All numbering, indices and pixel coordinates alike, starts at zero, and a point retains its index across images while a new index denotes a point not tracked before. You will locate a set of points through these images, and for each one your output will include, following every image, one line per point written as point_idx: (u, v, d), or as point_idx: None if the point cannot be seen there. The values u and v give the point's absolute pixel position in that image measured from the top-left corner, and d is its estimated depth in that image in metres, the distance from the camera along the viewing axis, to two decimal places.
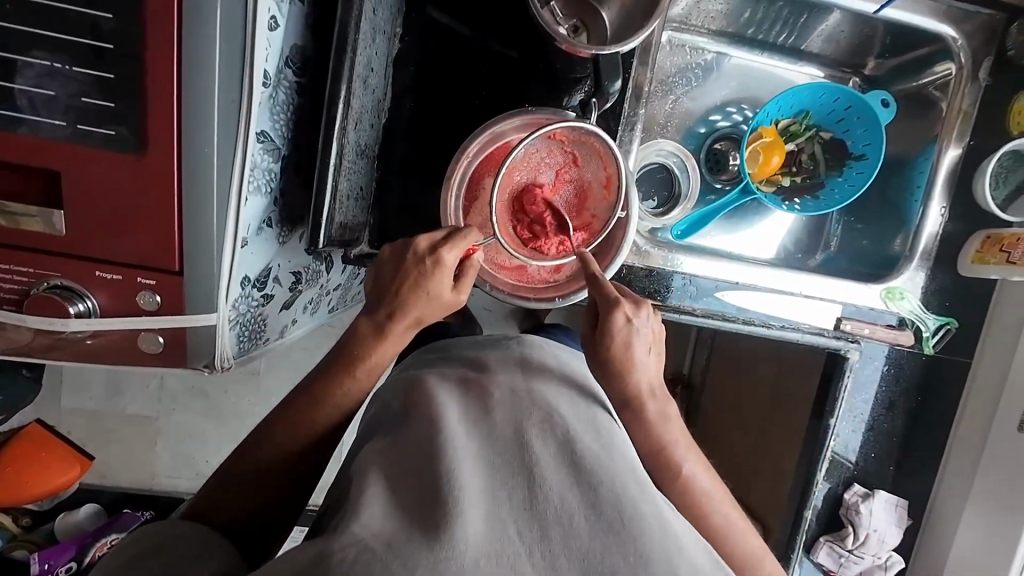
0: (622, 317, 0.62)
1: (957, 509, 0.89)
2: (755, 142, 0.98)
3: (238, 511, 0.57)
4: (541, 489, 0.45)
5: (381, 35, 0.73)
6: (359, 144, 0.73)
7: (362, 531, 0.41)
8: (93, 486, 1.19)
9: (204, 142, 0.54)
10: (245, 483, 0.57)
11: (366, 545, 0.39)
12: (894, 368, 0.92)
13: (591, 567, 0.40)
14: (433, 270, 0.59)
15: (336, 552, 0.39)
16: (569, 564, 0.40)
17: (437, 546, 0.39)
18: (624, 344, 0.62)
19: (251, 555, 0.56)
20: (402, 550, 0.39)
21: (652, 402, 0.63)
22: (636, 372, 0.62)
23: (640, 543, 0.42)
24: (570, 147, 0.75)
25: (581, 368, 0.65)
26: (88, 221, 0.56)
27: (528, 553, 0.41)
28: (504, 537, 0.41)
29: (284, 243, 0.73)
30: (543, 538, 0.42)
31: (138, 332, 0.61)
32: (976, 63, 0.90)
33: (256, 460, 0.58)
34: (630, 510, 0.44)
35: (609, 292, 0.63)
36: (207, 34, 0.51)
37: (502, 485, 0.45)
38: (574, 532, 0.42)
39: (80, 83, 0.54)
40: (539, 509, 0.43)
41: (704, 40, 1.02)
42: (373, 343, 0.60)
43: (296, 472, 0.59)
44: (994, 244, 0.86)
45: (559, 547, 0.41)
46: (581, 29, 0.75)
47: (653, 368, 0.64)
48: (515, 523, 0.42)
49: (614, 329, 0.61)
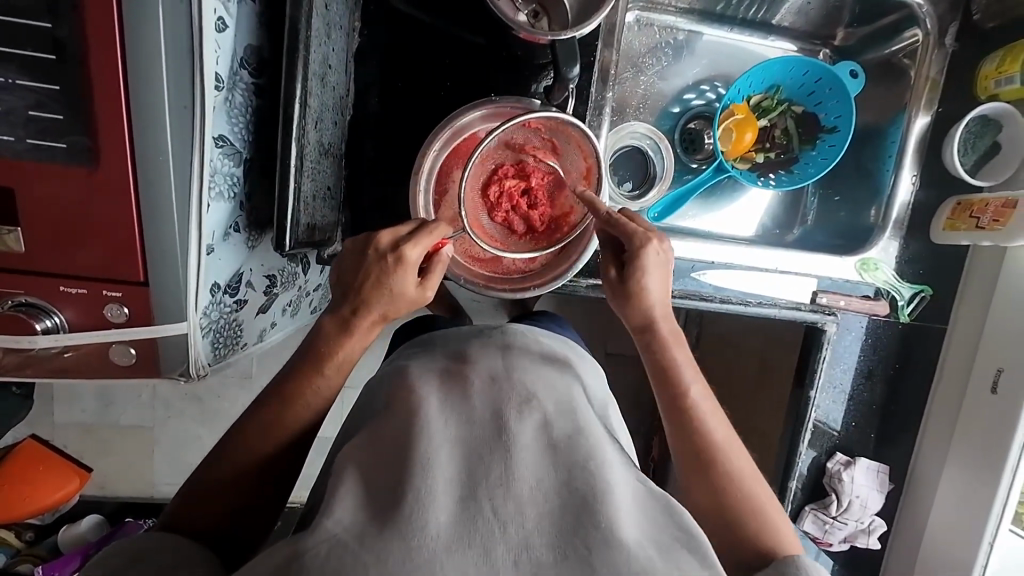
0: (653, 250, 0.65)
1: (937, 471, 0.91)
2: (728, 120, 0.97)
3: (217, 519, 0.57)
4: (516, 469, 0.45)
5: (338, 30, 0.72)
6: (322, 144, 0.72)
7: (333, 527, 0.41)
8: (92, 497, 1.19)
9: (157, 150, 0.53)
10: (216, 492, 0.58)
11: (337, 541, 0.40)
12: (872, 338, 0.93)
13: (563, 542, 0.41)
14: (395, 267, 0.58)
15: (308, 550, 0.40)
16: (542, 542, 0.41)
17: (407, 534, 0.40)
18: (646, 269, 0.65)
19: (230, 558, 0.57)
20: (373, 543, 0.40)
21: (666, 323, 0.66)
22: (655, 299, 0.66)
23: (611, 516, 0.43)
24: (547, 134, 0.74)
25: (563, 349, 0.66)
26: (46, 237, 0.56)
27: (501, 532, 0.41)
28: (477, 520, 0.42)
29: (254, 248, 0.73)
30: (516, 515, 0.42)
31: (109, 345, 0.61)
32: (942, 29, 0.90)
33: (228, 466, 0.58)
34: (602, 487, 0.45)
35: (637, 227, 0.66)
36: (151, 38, 0.50)
37: (475, 465, 0.46)
38: (548, 510, 0.43)
39: (35, 94, 0.53)
40: (513, 490, 0.44)
41: (672, 19, 1.01)
42: (344, 341, 0.60)
43: (269, 474, 0.60)
44: (964, 210, 0.87)
45: (532, 525, 0.42)
46: (541, 14, 0.74)
47: (665, 302, 0.67)
48: (489, 504, 0.43)
49: (644, 257, 0.64)
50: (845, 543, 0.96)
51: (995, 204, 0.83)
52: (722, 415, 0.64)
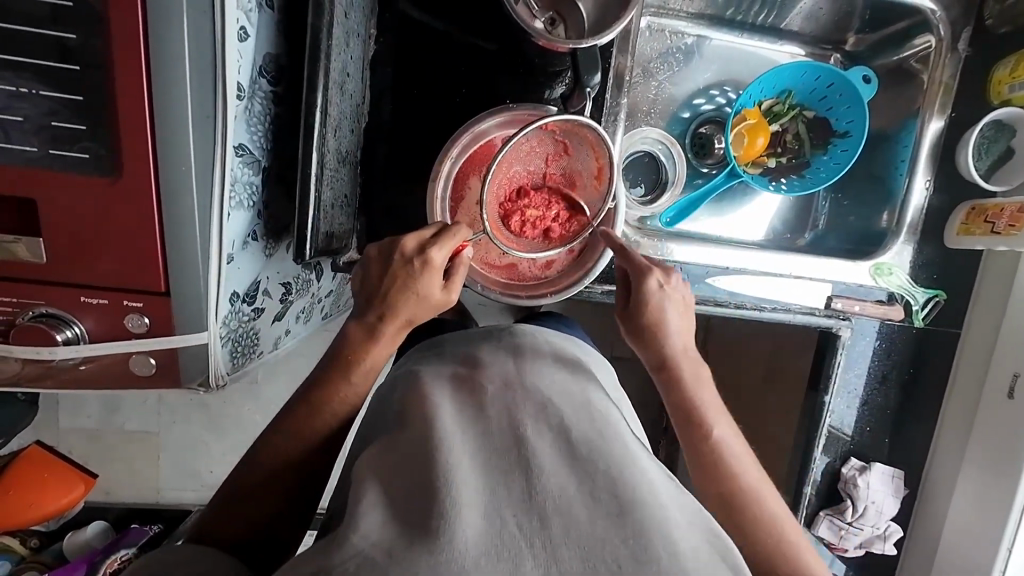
0: (656, 281, 0.67)
1: (952, 475, 0.91)
2: (740, 125, 0.97)
3: (251, 525, 0.58)
4: (538, 478, 0.45)
5: (355, 38, 0.72)
6: (340, 151, 0.72)
7: (360, 542, 0.41)
8: (98, 504, 1.19)
9: (180, 161, 0.53)
10: (249, 499, 0.58)
11: (365, 557, 0.40)
12: (886, 343, 0.93)
13: (594, 555, 0.40)
14: (421, 271, 0.59)
15: (337, 567, 0.39)
16: (571, 553, 0.40)
17: (436, 550, 0.39)
18: (657, 307, 0.67)
19: (259, 562, 0.57)
20: (401, 558, 0.39)
21: (686, 362, 0.67)
22: (669, 332, 0.67)
23: (640, 526, 0.42)
24: (562, 136, 0.74)
25: (576, 353, 0.66)
26: (66, 249, 0.55)
27: (528, 544, 0.41)
28: (503, 532, 0.41)
29: (271, 256, 0.73)
30: (542, 527, 0.42)
31: (129, 355, 0.60)
32: (955, 34, 0.90)
33: (258, 475, 0.58)
34: (627, 493, 0.44)
35: (638, 259, 0.68)
36: (177, 48, 0.50)
37: (499, 475, 0.46)
38: (575, 520, 0.42)
39: (53, 103, 0.54)
40: (538, 500, 0.44)
41: (683, 24, 1.01)
42: (371, 347, 0.60)
43: (299, 481, 0.60)
44: (978, 215, 0.87)
45: (559, 537, 0.41)
46: (558, 20, 0.74)
47: (682, 334, 0.68)
48: (513, 514, 0.43)
49: (650, 290, 0.66)
50: (860, 549, 0.95)
51: (1011, 209, 0.83)
52: (749, 452, 0.64)
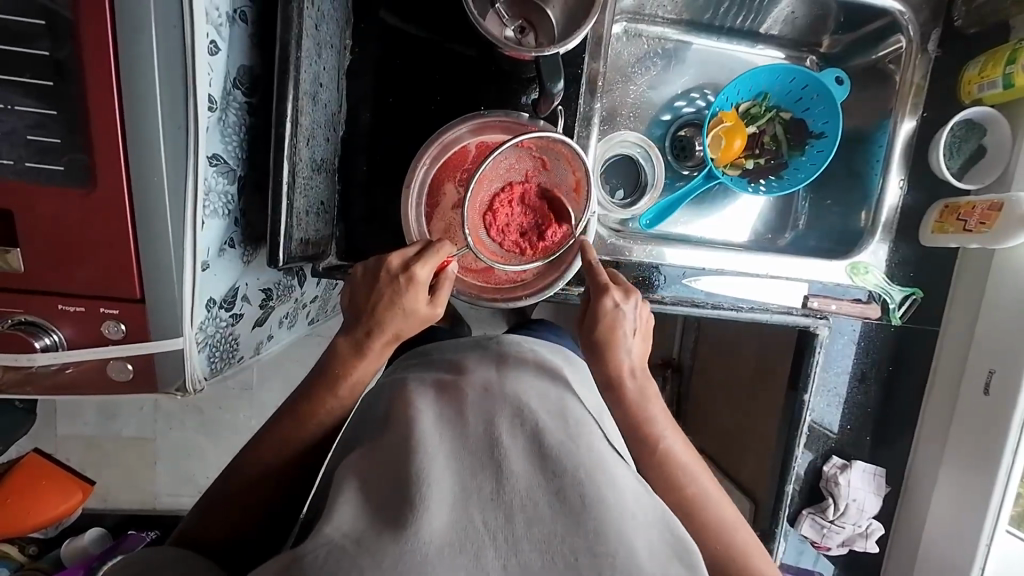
0: (611, 301, 0.65)
1: (933, 472, 0.91)
2: (717, 127, 0.98)
3: (246, 515, 0.60)
4: (507, 477, 0.46)
5: (329, 48, 0.74)
6: (315, 160, 0.73)
7: (333, 532, 0.42)
8: (95, 510, 1.20)
9: (153, 171, 0.55)
10: (240, 496, 0.60)
11: (335, 545, 0.41)
12: (865, 341, 0.94)
13: (553, 549, 0.42)
14: (407, 287, 0.60)
15: (307, 555, 0.40)
16: (531, 547, 0.41)
17: (402, 540, 0.40)
18: (611, 326, 0.65)
19: (230, 563, 0.59)
20: (371, 547, 0.40)
21: (632, 381, 0.65)
22: (617, 352, 0.65)
23: (600, 524, 0.43)
24: (539, 152, 0.76)
25: (559, 363, 0.67)
26: (42, 258, 0.57)
27: (492, 538, 0.42)
28: (469, 527, 0.42)
29: (249, 263, 0.74)
30: (507, 522, 0.43)
31: (106, 361, 0.62)
32: (924, 36, 0.91)
33: (251, 475, 0.60)
34: (591, 493, 0.45)
35: (600, 277, 0.67)
36: (147, 63, 0.52)
37: (469, 474, 0.46)
38: (539, 516, 0.43)
39: (33, 116, 0.55)
40: (505, 497, 0.44)
41: (660, 30, 1.02)
42: (356, 359, 0.61)
43: (291, 481, 0.62)
44: (951, 213, 0.88)
45: (522, 531, 0.42)
46: (527, 29, 0.76)
47: (634, 352, 0.66)
48: (481, 511, 0.43)
49: (602, 309, 0.65)
50: (843, 547, 0.96)
51: (982, 207, 0.84)
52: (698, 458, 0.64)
